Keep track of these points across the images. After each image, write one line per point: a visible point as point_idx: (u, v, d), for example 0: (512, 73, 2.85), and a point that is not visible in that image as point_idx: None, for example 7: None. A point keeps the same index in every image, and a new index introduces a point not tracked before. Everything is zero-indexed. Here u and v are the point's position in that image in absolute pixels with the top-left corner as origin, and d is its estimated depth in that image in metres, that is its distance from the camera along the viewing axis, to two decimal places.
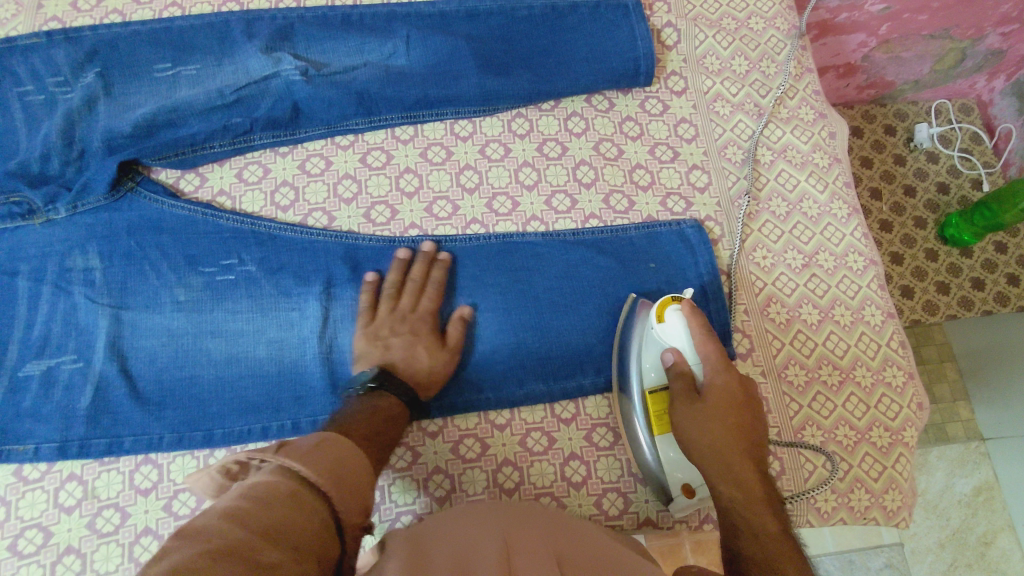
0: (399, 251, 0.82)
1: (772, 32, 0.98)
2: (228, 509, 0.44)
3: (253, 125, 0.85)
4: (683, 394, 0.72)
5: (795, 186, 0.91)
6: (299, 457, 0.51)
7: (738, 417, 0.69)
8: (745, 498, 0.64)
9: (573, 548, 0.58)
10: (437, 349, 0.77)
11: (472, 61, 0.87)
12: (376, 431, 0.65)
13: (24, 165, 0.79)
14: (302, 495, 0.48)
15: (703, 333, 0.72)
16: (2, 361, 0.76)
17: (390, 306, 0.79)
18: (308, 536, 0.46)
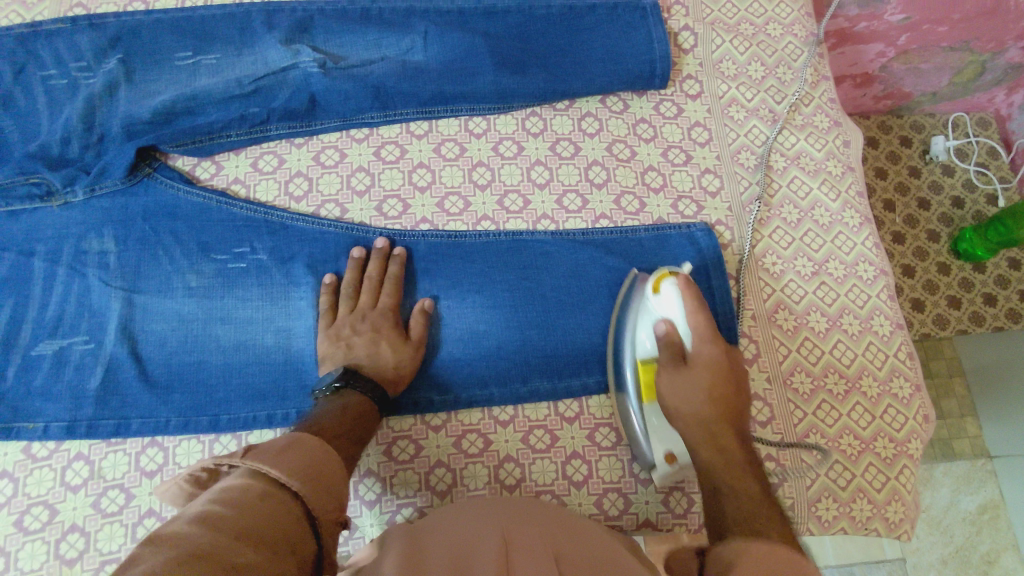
0: (353, 250, 0.82)
1: (790, 38, 0.98)
2: (201, 511, 0.48)
3: (270, 116, 0.85)
4: (670, 362, 0.71)
5: (807, 193, 0.90)
6: (268, 459, 0.55)
7: (722, 386, 0.69)
8: (726, 464, 0.65)
9: (564, 542, 0.59)
10: (401, 344, 0.78)
11: (488, 58, 0.87)
12: (349, 426, 0.67)
13: (45, 148, 0.81)
14: (275, 493, 0.52)
15: (696, 304, 0.71)
16: (15, 340, 0.77)
17: (349, 306, 0.80)
18: (281, 527, 0.49)
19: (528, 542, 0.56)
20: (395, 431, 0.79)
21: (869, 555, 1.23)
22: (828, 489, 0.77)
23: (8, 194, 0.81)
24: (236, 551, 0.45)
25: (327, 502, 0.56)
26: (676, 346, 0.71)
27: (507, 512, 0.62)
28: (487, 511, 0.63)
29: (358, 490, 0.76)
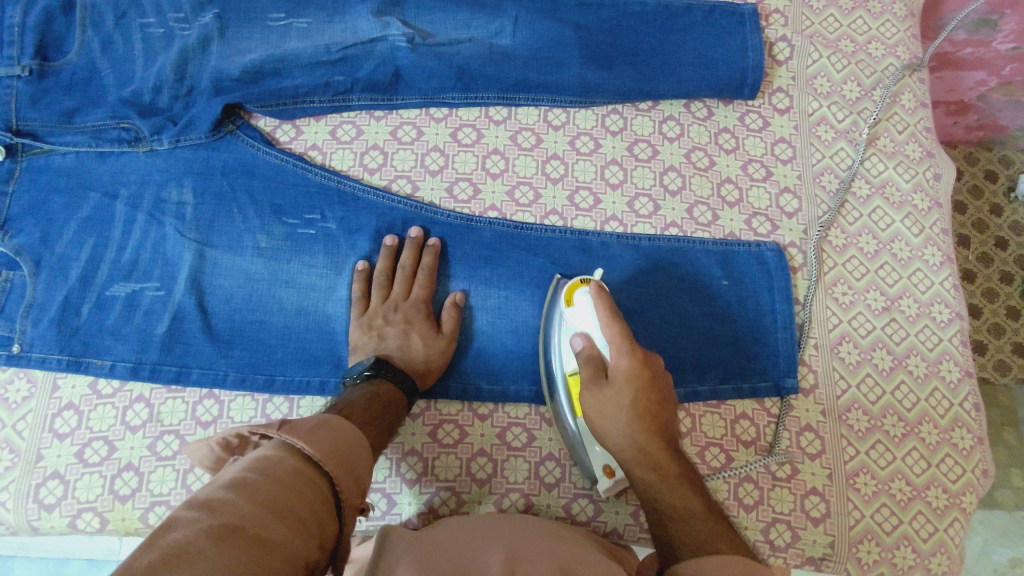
0: (387, 237, 0.83)
1: (892, 60, 0.93)
2: (234, 482, 0.49)
3: (354, 86, 0.86)
4: (592, 380, 0.68)
5: (888, 225, 0.86)
6: (302, 434, 0.55)
7: (647, 398, 0.66)
8: (664, 483, 0.62)
9: (577, 561, 0.58)
10: (433, 337, 0.78)
11: (577, 50, 0.86)
12: (377, 414, 0.68)
13: (137, 94, 0.83)
14: (305, 472, 0.53)
15: (609, 314, 0.69)
16: (91, 277, 0.79)
17: (382, 295, 0.81)
18: (307, 507, 0.50)
19: (535, 559, 0.57)
20: (442, 414, 0.79)
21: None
22: (872, 531, 0.75)
23: (100, 136, 0.84)
24: (263, 529, 0.46)
25: (354, 486, 0.56)
26: (597, 362, 0.69)
27: (515, 537, 0.63)
28: (494, 534, 0.64)
29: (400, 468, 0.78)
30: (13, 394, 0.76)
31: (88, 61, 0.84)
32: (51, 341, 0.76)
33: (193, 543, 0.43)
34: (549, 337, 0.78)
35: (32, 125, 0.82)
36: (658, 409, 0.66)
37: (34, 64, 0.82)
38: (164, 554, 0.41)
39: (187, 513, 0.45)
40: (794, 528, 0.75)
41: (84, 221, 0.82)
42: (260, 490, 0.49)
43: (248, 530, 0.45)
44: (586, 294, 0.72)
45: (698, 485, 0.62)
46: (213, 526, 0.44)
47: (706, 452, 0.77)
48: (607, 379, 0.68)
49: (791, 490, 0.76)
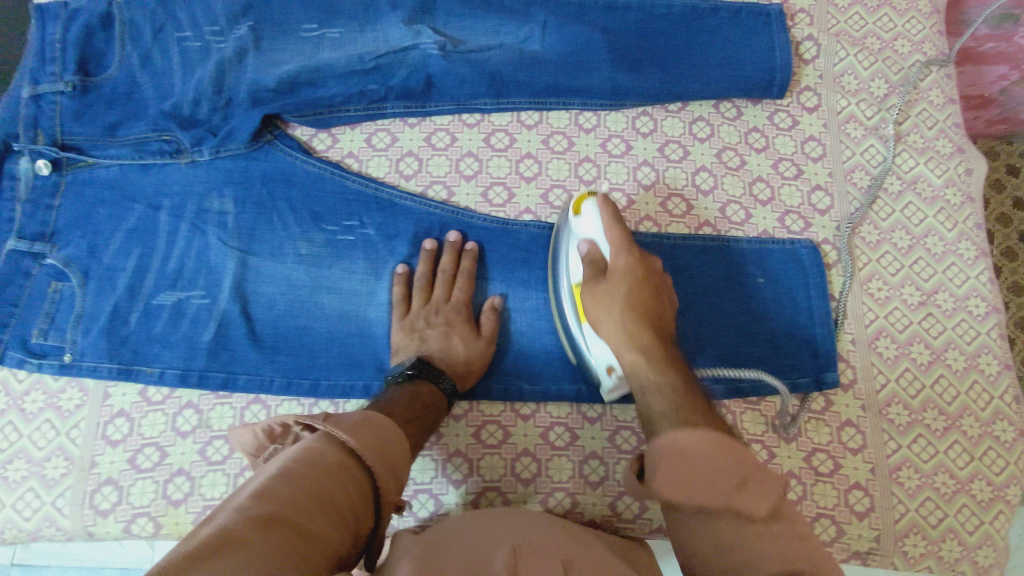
0: (426, 241, 0.84)
1: (918, 57, 0.93)
2: (283, 471, 0.52)
3: (387, 94, 0.88)
4: (592, 278, 0.71)
5: (921, 220, 0.87)
6: (348, 429, 0.57)
7: (641, 291, 0.69)
8: (649, 363, 0.64)
9: (592, 557, 0.61)
10: (473, 339, 0.80)
11: (606, 54, 0.87)
12: (418, 414, 0.69)
13: (177, 107, 0.84)
14: (349, 466, 0.55)
15: (612, 219, 0.73)
16: (138, 288, 0.81)
17: (423, 298, 0.82)
18: (348, 502, 0.52)
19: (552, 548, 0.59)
20: (485, 414, 0.80)
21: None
22: (917, 524, 0.76)
23: (142, 148, 0.85)
24: (306, 523, 0.48)
25: (393, 483, 0.57)
26: (597, 263, 0.72)
27: (536, 527, 0.65)
28: (512, 524, 0.64)
29: (446, 469, 0.79)
30: (65, 403, 0.78)
31: (127, 75, 0.86)
32: (102, 350, 0.78)
33: (244, 531, 0.45)
34: (555, 257, 0.80)
35: (76, 139, 0.84)
36: (653, 303, 0.69)
37: (76, 79, 0.84)
38: (215, 540, 0.44)
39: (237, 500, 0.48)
40: (838, 522, 0.76)
41: (129, 232, 0.84)
42: (306, 482, 0.51)
43: (293, 521, 0.47)
44: (592, 203, 0.75)
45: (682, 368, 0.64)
46: (262, 515, 0.47)
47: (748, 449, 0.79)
48: (606, 277, 0.71)
49: (834, 485, 0.77)
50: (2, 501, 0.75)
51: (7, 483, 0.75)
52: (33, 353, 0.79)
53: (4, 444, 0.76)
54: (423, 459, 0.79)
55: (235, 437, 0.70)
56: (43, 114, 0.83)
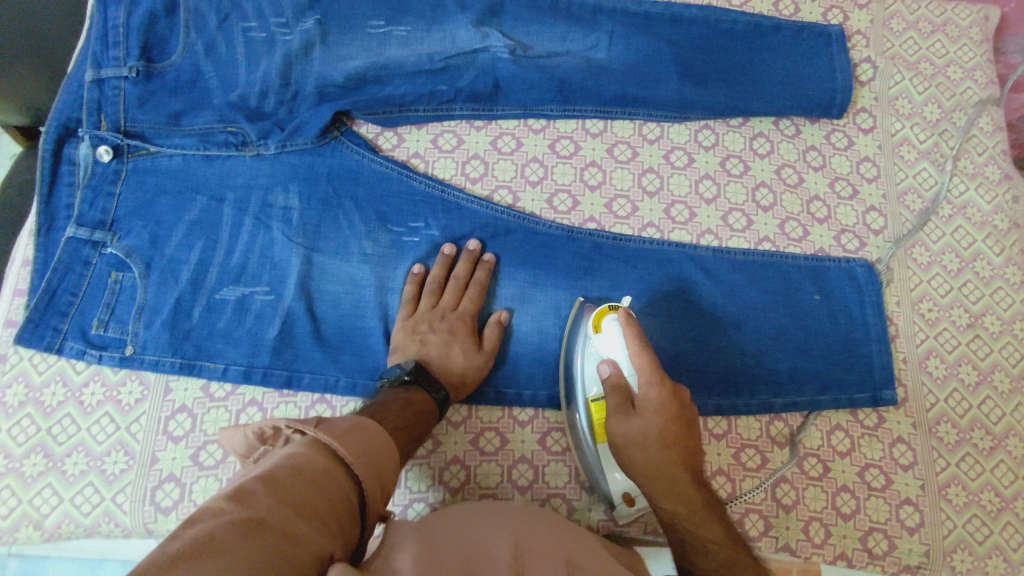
0: (446, 245, 0.84)
1: (970, 84, 0.96)
2: (265, 475, 0.50)
3: (456, 96, 0.87)
4: (619, 409, 0.70)
5: (970, 244, 0.89)
6: (336, 435, 0.56)
7: (674, 429, 0.67)
8: (688, 508, 0.65)
9: (582, 555, 0.59)
10: (473, 353, 0.79)
11: (673, 67, 0.88)
12: (410, 422, 0.67)
13: (244, 99, 0.83)
14: (334, 472, 0.53)
15: (641, 346, 0.69)
16: (201, 281, 0.80)
17: (431, 302, 0.82)
18: (328, 504, 0.50)
19: (540, 547, 0.58)
20: (550, 421, 0.81)
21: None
22: (964, 540, 0.79)
23: (207, 139, 0.84)
24: (287, 525, 0.46)
25: (377, 490, 0.56)
26: (622, 391, 0.70)
27: (526, 522, 0.63)
28: (504, 521, 0.62)
29: (512, 475, 0.79)
30: (125, 396, 0.77)
31: (192, 64, 0.84)
32: (165, 344, 0.77)
33: (222, 533, 0.42)
34: (568, 358, 0.78)
35: (139, 126, 0.82)
36: (685, 439, 0.68)
37: (140, 65, 0.82)
38: (197, 544, 0.41)
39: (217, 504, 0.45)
40: (890, 537, 0.79)
41: (192, 224, 0.82)
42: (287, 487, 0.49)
43: (272, 526, 0.45)
44: (615, 321, 0.73)
45: (718, 512, 0.65)
46: (241, 518, 0.44)
47: (804, 462, 0.81)
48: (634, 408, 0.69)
49: (886, 500, 0.80)
50: (60, 497, 0.74)
51: (65, 478, 0.74)
52: (93, 345, 0.77)
53: (61, 437, 0.75)
54: (488, 465, 0.79)
55: (226, 438, 0.65)
56: (106, 100, 0.82)
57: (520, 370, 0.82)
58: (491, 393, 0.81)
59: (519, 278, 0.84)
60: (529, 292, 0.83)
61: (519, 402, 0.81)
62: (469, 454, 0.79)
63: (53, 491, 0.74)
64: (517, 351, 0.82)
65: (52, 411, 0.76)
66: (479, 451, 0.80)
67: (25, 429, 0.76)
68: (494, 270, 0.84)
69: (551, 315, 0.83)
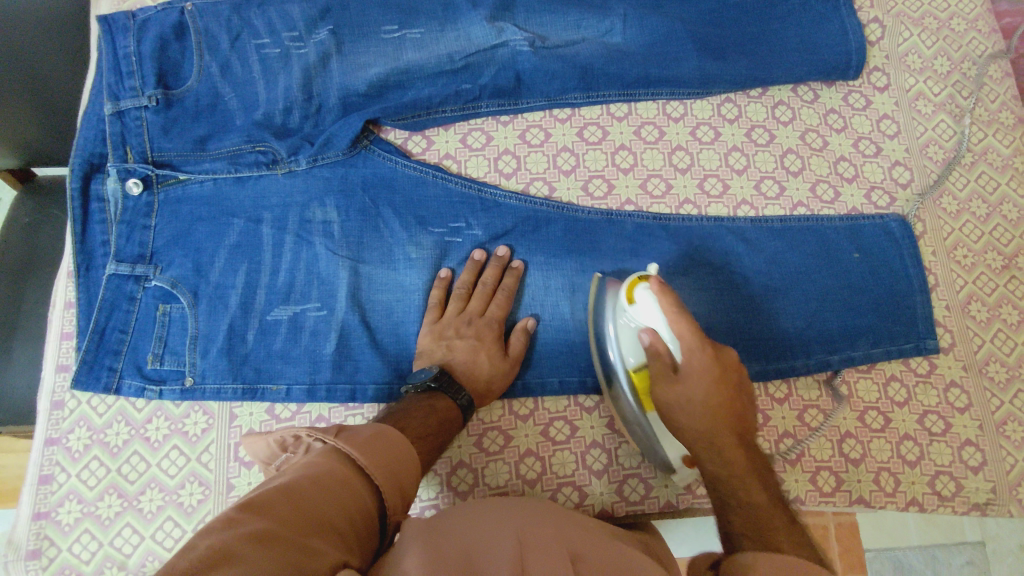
0: (475, 252, 0.83)
1: (974, 34, 0.98)
2: (284, 486, 0.50)
3: (482, 93, 0.87)
4: (665, 377, 0.69)
5: (995, 189, 0.92)
6: (357, 446, 0.57)
7: (717, 393, 0.66)
8: (733, 472, 0.63)
9: (608, 538, 0.59)
10: (499, 359, 0.78)
11: (691, 44, 0.88)
12: (432, 430, 0.69)
13: (269, 117, 0.82)
14: (352, 482, 0.53)
15: (677, 313, 0.67)
16: (251, 304, 0.79)
17: (459, 307, 0.80)
18: (347, 518, 0.50)
19: (548, 540, 0.53)
20: None
21: (952, 539, 1.09)
22: None
23: (237, 161, 0.82)
24: (306, 537, 0.45)
25: (398, 501, 0.56)
26: (666, 361, 0.68)
27: (549, 511, 0.61)
28: (525, 511, 0.59)
29: (586, 460, 0.80)
30: (192, 427, 0.77)
31: (210, 87, 0.81)
32: (224, 371, 0.77)
33: (238, 547, 0.42)
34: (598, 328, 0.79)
35: (168, 155, 0.81)
36: (731, 404, 0.67)
37: (158, 93, 0.80)
38: (212, 555, 0.41)
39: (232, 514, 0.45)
40: (956, 478, 0.81)
41: (233, 248, 0.81)
42: (305, 500, 0.49)
43: (288, 538, 0.44)
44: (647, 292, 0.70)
45: (763, 473, 0.63)
46: (259, 528, 0.44)
47: (866, 416, 0.83)
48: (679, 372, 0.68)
49: (948, 443, 0.82)
50: (141, 535, 0.74)
51: (143, 516, 0.75)
52: (152, 380, 0.77)
53: (133, 475, 0.76)
54: (562, 453, 0.80)
55: (249, 444, 0.68)
56: (129, 131, 0.80)
57: (581, 358, 0.82)
58: (553, 383, 0.81)
59: (566, 267, 0.84)
60: (578, 280, 0.84)
61: (583, 390, 0.81)
62: (541, 445, 0.80)
63: (132, 530, 0.74)
64: (574, 341, 0.82)
65: (119, 450, 0.76)
66: (551, 441, 0.81)
67: (95, 472, 0.76)
68: (525, 275, 0.84)
69: None
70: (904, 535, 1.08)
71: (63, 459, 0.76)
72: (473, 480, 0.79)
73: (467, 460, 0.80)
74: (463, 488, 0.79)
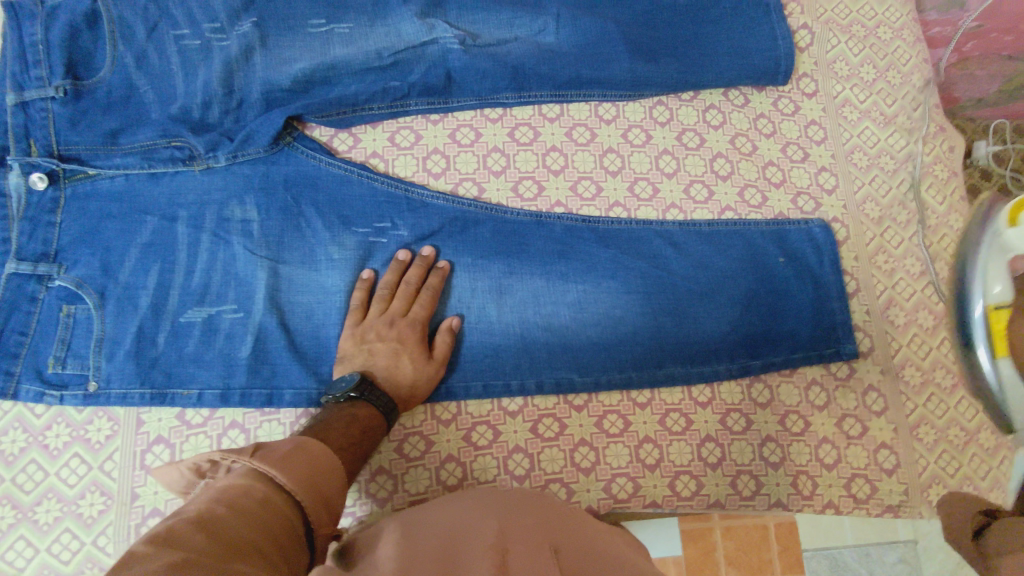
0: (399, 252, 0.81)
1: (900, 43, 1.00)
2: (198, 515, 0.44)
3: (410, 91, 0.85)
4: None
5: (915, 196, 0.94)
6: (276, 464, 0.52)
7: None
8: None
9: (558, 533, 0.57)
10: (423, 362, 0.77)
11: (623, 46, 0.88)
12: (355, 440, 0.67)
13: (186, 111, 0.79)
14: (273, 501, 0.49)
15: None
16: (162, 306, 0.77)
17: (381, 308, 0.79)
18: (272, 539, 0.46)
19: (526, 530, 0.54)
20: (540, 409, 0.82)
21: (887, 537, 1.11)
22: (936, 474, 0.84)
23: (150, 156, 0.79)
24: (229, 561, 0.41)
25: (324, 514, 0.53)
26: None
27: (500, 505, 0.59)
28: (492, 501, 0.60)
29: (510, 465, 0.80)
30: (95, 434, 0.75)
31: (123, 78, 0.78)
32: (131, 374, 0.75)
33: None
34: None
35: (75, 149, 0.77)
36: None
37: (66, 84, 0.76)
38: None
39: (146, 545, 0.40)
40: (871, 480, 0.83)
41: (144, 247, 0.79)
42: (223, 526, 0.44)
43: (211, 567, 0.40)
44: None
45: None
46: (176, 559, 0.39)
47: (786, 419, 0.84)
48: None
49: (864, 446, 0.84)
50: (38, 546, 0.72)
51: (39, 527, 0.72)
52: (52, 384, 0.74)
53: (30, 484, 0.73)
54: (485, 458, 0.80)
55: (158, 475, 0.60)
56: (33, 123, 0.76)
57: (505, 361, 0.81)
58: (477, 386, 0.80)
59: (493, 269, 0.83)
60: (505, 282, 0.83)
61: (508, 394, 0.81)
62: (463, 450, 0.80)
63: (27, 542, 0.72)
64: (500, 344, 0.82)
65: (15, 457, 0.74)
66: (473, 446, 0.80)
67: None
68: (452, 276, 0.83)
69: (531, 303, 0.83)
70: (839, 533, 1.11)
71: None
72: (394, 486, 0.78)
73: (386, 466, 0.79)
74: (382, 495, 0.78)
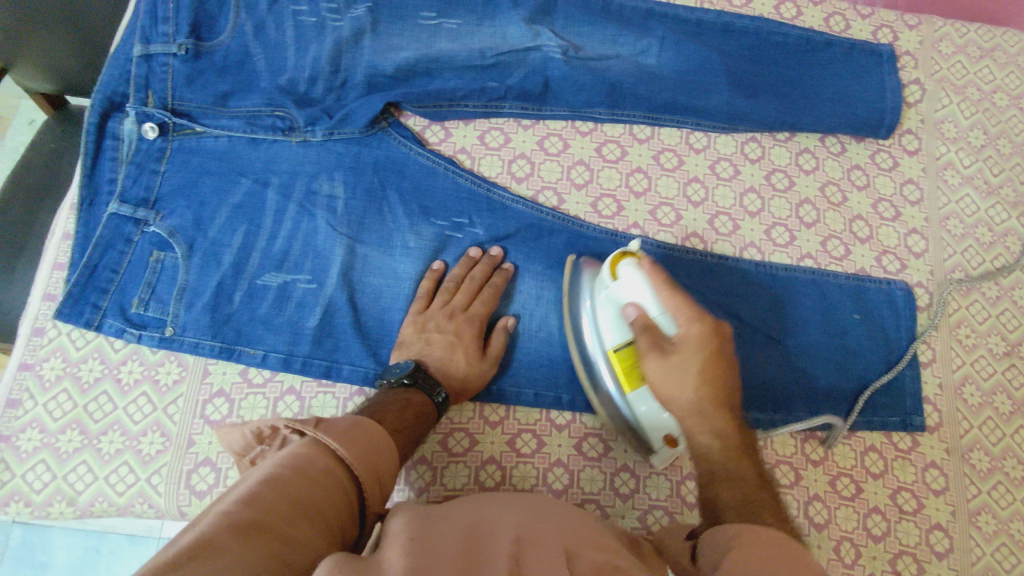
0: (471, 249, 0.83)
1: (1016, 111, 0.96)
2: (266, 478, 0.47)
3: (507, 93, 0.86)
4: (653, 352, 0.64)
5: (1011, 272, 0.89)
6: (337, 436, 0.54)
7: (715, 369, 0.61)
8: (724, 446, 0.60)
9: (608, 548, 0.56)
10: (478, 360, 0.77)
11: (724, 77, 0.87)
12: (409, 425, 0.68)
13: (293, 83, 0.82)
14: (333, 472, 0.51)
15: (669, 287, 0.66)
16: (243, 266, 0.80)
17: (444, 300, 0.80)
18: (331, 510, 0.48)
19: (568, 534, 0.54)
20: (587, 427, 0.81)
21: None
22: (992, 567, 0.79)
23: (254, 122, 0.83)
24: (290, 527, 0.44)
25: (377, 490, 0.54)
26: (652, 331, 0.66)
27: (533, 511, 0.58)
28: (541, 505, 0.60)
29: (548, 477, 0.79)
30: (164, 376, 0.79)
31: (241, 45, 0.81)
32: (205, 326, 0.78)
33: (221, 539, 0.40)
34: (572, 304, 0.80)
35: (187, 105, 0.81)
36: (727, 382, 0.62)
37: (189, 43, 0.79)
38: (197, 545, 0.39)
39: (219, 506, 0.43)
40: (919, 560, 0.78)
41: (236, 207, 0.82)
42: (289, 490, 0.47)
43: (273, 534, 0.42)
44: (632, 266, 0.69)
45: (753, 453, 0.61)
46: (244, 520, 0.42)
47: (836, 482, 0.81)
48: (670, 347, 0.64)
49: (917, 524, 0.79)
50: (95, 474, 0.76)
51: (101, 455, 0.76)
52: (132, 323, 0.78)
53: (99, 414, 0.78)
54: (525, 466, 0.79)
55: (221, 435, 0.65)
56: (154, 76, 0.80)
57: (559, 373, 0.82)
58: (528, 393, 0.81)
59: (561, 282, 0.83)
60: None
61: (556, 406, 0.81)
62: (505, 454, 0.80)
63: (87, 468, 0.76)
64: (556, 354, 0.82)
65: (89, 386, 0.79)
66: (516, 452, 0.80)
67: (62, 404, 0.78)
68: (518, 280, 0.83)
69: None
70: None
71: (33, 386, 0.78)
72: (432, 478, 0.79)
73: (428, 457, 0.80)
74: (419, 485, 0.79)
